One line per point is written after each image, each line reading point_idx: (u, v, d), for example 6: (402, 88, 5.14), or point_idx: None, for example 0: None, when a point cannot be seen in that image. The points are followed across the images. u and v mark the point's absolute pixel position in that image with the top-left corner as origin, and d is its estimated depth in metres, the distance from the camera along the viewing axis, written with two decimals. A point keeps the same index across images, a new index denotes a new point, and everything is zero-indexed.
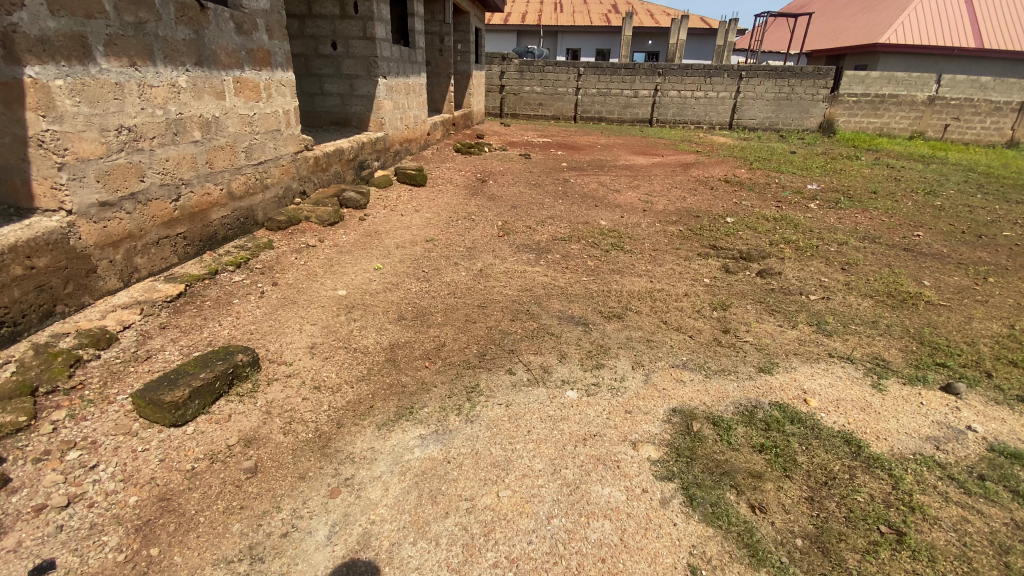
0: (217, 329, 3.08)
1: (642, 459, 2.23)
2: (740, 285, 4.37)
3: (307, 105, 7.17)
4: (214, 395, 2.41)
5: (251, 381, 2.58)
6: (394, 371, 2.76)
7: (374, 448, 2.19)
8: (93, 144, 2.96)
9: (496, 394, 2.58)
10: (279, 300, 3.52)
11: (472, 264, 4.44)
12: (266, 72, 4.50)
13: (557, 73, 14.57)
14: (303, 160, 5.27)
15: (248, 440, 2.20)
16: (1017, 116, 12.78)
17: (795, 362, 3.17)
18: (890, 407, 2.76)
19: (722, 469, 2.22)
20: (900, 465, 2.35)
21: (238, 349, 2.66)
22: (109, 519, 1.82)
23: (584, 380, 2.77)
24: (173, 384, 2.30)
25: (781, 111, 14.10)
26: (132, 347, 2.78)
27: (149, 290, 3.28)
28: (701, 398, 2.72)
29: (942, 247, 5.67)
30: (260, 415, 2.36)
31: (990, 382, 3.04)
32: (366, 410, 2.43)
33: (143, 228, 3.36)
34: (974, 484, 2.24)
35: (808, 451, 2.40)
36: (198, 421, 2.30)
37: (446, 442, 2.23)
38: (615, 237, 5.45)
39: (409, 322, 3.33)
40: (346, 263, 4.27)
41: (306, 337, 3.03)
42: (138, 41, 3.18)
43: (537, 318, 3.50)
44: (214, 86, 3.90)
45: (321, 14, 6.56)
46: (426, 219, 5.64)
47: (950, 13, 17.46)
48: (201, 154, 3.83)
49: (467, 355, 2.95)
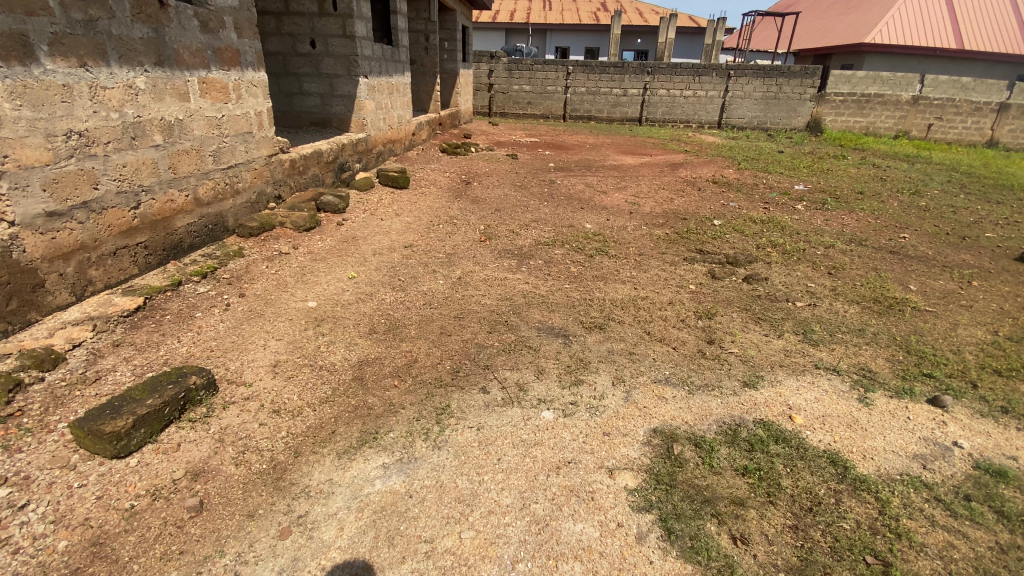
0: (175, 346, 2.90)
1: (618, 488, 2.10)
2: (725, 292, 4.27)
3: (286, 105, 6.97)
4: (162, 423, 2.25)
5: (205, 406, 2.42)
6: (362, 392, 2.61)
7: (333, 481, 2.05)
8: (38, 150, 2.78)
9: (467, 416, 2.45)
10: (245, 312, 3.36)
11: (451, 271, 4.30)
12: (235, 72, 4.31)
13: (545, 72, 14.43)
14: (277, 163, 5.08)
15: (196, 474, 2.05)
16: (997, 116, 12.90)
17: (781, 374, 3.06)
18: (877, 423, 2.66)
19: (703, 496, 2.11)
20: (887, 487, 2.24)
21: (192, 370, 2.50)
22: (33, 567, 1.66)
23: (561, 400, 2.64)
24: (115, 412, 2.15)
25: (768, 111, 14.07)
26: (80, 369, 2.60)
27: (104, 304, 3.09)
28: (682, 417, 2.61)
29: (927, 248, 5.63)
30: (211, 444, 2.20)
31: (976, 393, 2.95)
32: (327, 437, 2.29)
33: (98, 239, 3.18)
34: (961, 506, 2.14)
35: (793, 474, 2.28)
36: (143, 452, 2.14)
37: (410, 473, 2.10)
38: (600, 242, 5.33)
39: (381, 336, 3.18)
40: (318, 272, 4.10)
41: (270, 354, 2.87)
42: (88, 39, 3.00)
43: (516, 329, 3.36)
44: (177, 87, 3.70)
45: (298, 12, 6.37)
46: (406, 223, 5.48)
47: (934, 13, 17.54)
48: (163, 159, 3.64)
49: (439, 372, 2.81)
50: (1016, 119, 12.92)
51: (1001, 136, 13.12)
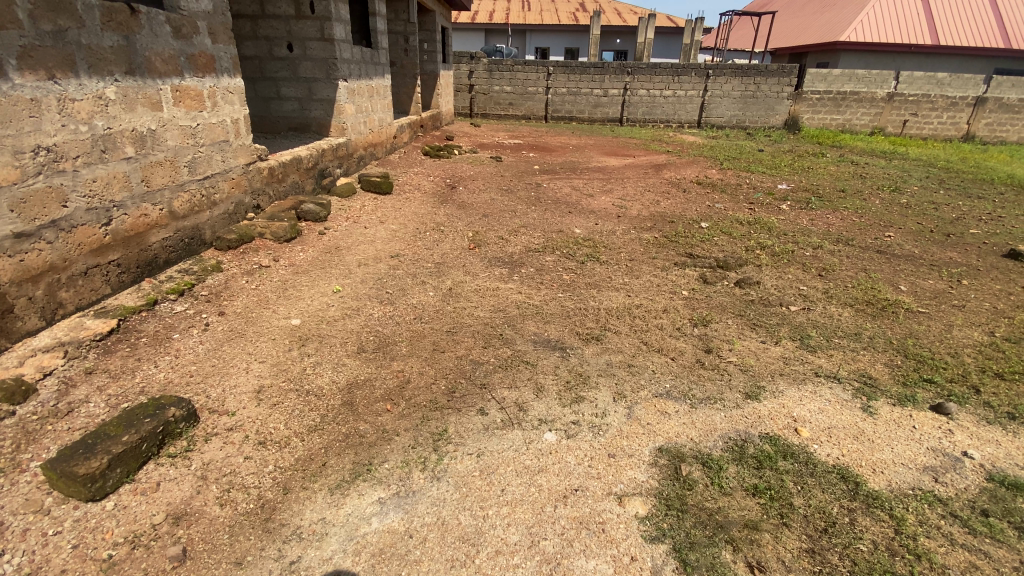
0: (153, 372, 2.73)
1: (629, 517, 2.01)
2: (718, 297, 4.22)
3: (263, 109, 6.74)
4: (140, 460, 2.09)
5: (185, 439, 2.26)
6: (352, 418, 2.47)
7: (326, 521, 1.92)
8: (5, 169, 2.61)
9: (466, 442, 2.33)
10: (226, 333, 3.19)
11: (441, 282, 4.18)
12: (210, 78, 4.13)
13: (526, 73, 14.31)
14: (256, 171, 4.89)
15: (178, 517, 1.90)
16: (972, 110, 13.29)
17: (782, 384, 3.00)
18: (883, 433, 2.62)
19: (717, 522, 2.03)
20: (900, 503, 2.19)
21: (171, 401, 2.34)
22: None
23: (562, 419, 2.54)
24: (89, 451, 1.99)
25: (747, 110, 14.17)
26: (52, 401, 2.42)
27: (75, 328, 2.89)
28: (688, 433, 2.53)
29: (914, 247, 5.66)
30: (194, 483, 2.05)
31: (979, 399, 2.94)
32: (319, 470, 2.16)
33: (68, 258, 2.98)
34: (977, 522, 2.10)
35: (804, 492, 2.21)
36: (121, 493, 1.98)
37: (408, 509, 1.98)
38: (590, 247, 5.25)
39: (371, 355, 3.04)
40: (302, 286, 3.94)
41: (253, 379, 2.71)
42: (57, 50, 2.83)
43: (511, 343, 3.25)
44: (150, 97, 3.51)
45: (275, 14, 6.19)
46: (391, 231, 5.34)
47: (907, 11, 17.90)
48: (135, 172, 3.45)
49: (434, 394, 2.68)
50: (992, 113, 13.29)
51: (977, 130, 13.48)
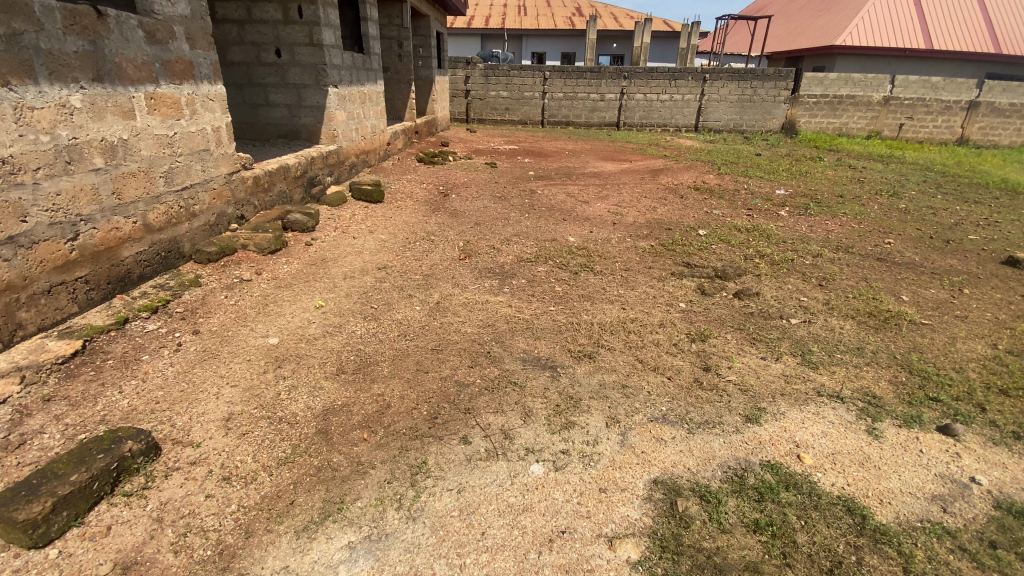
0: (116, 398, 2.57)
1: (620, 563, 1.86)
2: (717, 309, 4.08)
3: (251, 116, 6.59)
4: (90, 501, 1.93)
5: (143, 475, 2.10)
6: (326, 449, 2.31)
7: (289, 569, 1.76)
8: None
9: (447, 475, 2.18)
10: (199, 354, 3.02)
11: (429, 295, 4.02)
12: (188, 85, 3.98)
13: (522, 78, 14.17)
14: (239, 181, 4.74)
15: (126, 567, 1.74)
16: (967, 114, 13.17)
17: (784, 406, 2.85)
18: (889, 459, 2.46)
19: (714, 565, 1.88)
20: (909, 538, 2.04)
21: (129, 433, 2.18)
22: None
23: (550, 448, 2.38)
24: (31, 493, 1.83)
25: (745, 114, 14.06)
26: (2, 432, 2.26)
27: (36, 350, 2.74)
28: (685, 462, 2.37)
29: (914, 254, 5.52)
30: (148, 526, 1.89)
31: (984, 418, 2.79)
32: (285, 509, 2.00)
33: (29, 276, 2.82)
34: (988, 556, 1.96)
35: (808, 527, 2.06)
36: (66, 539, 1.82)
37: (380, 555, 1.82)
38: (584, 257, 5.10)
39: (350, 377, 2.88)
40: (283, 301, 3.79)
41: (222, 406, 2.55)
42: (11, 55, 2.68)
43: (499, 362, 3.10)
44: (121, 105, 3.36)
45: (262, 19, 6.06)
46: (380, 242, 5.18)
47: (904, 13, 17.87)
48: (105, 184, 3.30)
49: (416, 421, 2.52)
50: (986, 117, 13.20)
51: (971, 133, 13.37)
